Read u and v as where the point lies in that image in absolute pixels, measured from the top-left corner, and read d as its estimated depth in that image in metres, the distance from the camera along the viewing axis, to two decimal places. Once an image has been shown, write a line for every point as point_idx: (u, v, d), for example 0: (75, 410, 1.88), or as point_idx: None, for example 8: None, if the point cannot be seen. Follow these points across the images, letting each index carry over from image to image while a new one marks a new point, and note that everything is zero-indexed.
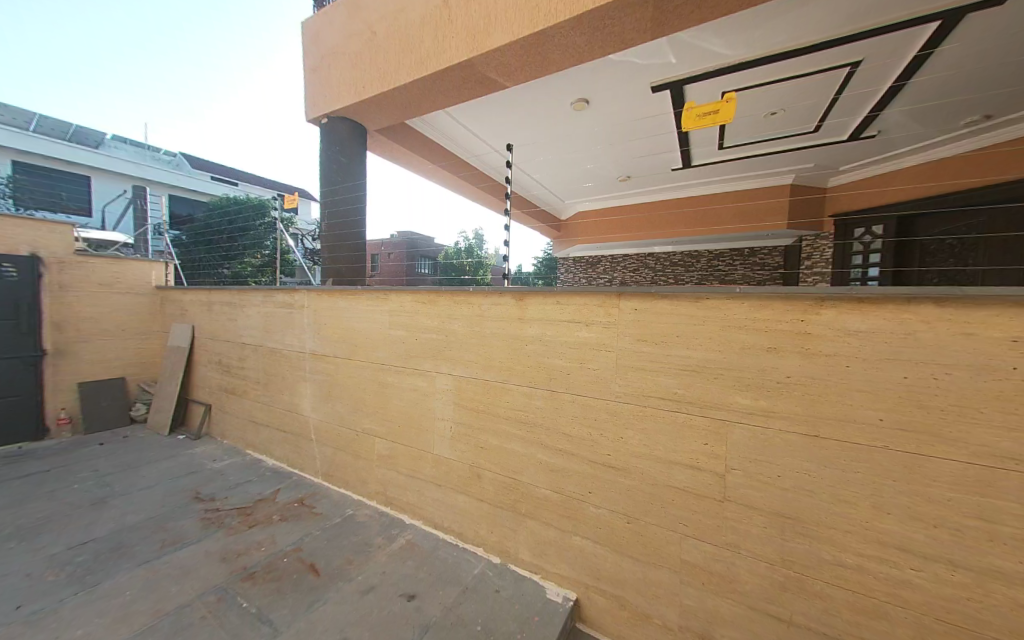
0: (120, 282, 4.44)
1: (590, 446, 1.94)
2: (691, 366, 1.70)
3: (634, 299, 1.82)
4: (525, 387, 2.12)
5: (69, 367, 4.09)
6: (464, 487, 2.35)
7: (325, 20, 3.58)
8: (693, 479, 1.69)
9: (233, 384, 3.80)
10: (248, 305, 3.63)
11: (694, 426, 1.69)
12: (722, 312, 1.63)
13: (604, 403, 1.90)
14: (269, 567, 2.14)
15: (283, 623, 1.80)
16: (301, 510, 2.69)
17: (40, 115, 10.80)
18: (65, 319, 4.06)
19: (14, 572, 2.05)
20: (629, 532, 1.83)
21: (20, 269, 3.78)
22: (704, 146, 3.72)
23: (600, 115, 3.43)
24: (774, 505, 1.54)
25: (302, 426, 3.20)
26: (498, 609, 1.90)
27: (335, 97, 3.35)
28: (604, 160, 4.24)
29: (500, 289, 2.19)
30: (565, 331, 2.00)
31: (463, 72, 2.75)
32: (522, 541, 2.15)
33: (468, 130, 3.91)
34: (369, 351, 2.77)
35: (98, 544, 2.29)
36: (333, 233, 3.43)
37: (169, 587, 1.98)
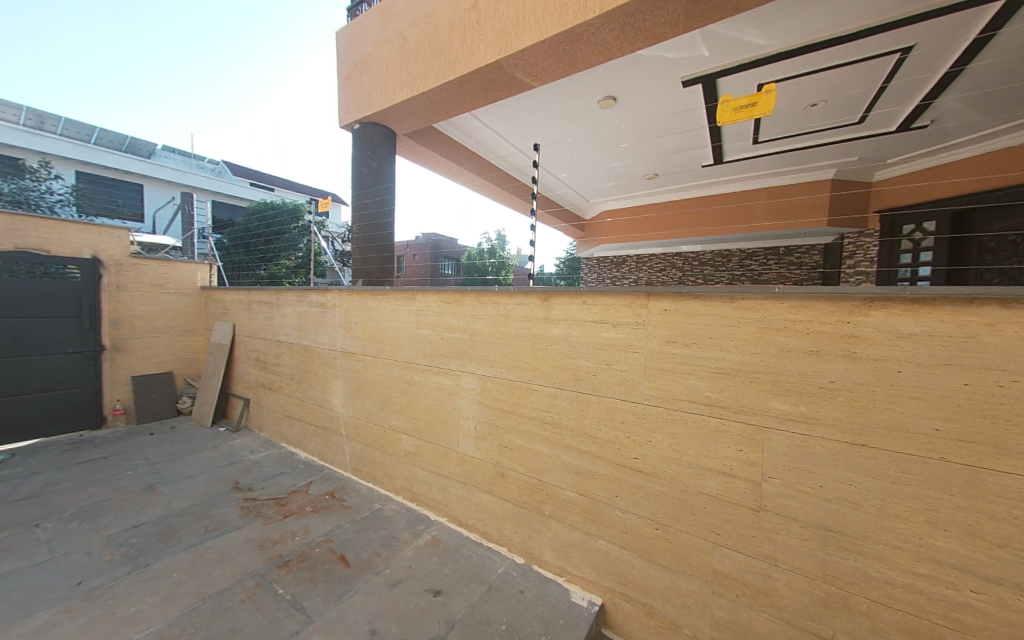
0: (170, 283, 4.75)
1: (616, 448, 1.90)
2: (724, 369, 1.64)
3: (663, 299, 1.78)
4: (550, 387, 2.11)
5: (125, 362, 4.42)
6: (488, 486, 2.36)
7: (357, 29, 3.71)
8: (726, 487, 1.63)
9: (269, 379, 3.99)
10: (284, 305, 3.80)
11: (727, 431, 1.63)
12: (758, 313, 1.57)
13: (632, 405, 1.86)
14: (302, 555, 2.24)
15: (315, 610, 1.87)
16: (331, 503, 2.79)
17: (100, 129, 11.75)
18: (121, 316, 4.38)
19: (76, 550, 2.23)
20: (657, 539, 1.78)
21: (83, 270, 4.13)
22: (737, 141, 3.59)
23: (627, 113, 3.38)
24: (815, 516, 1.46)
25: (333, 421, 3.32)
26: (522, 610, 1.90)
27: (367, 103, 3.46)
28: (631, 158, 4.17)
29: (525, 289, 2.19)
30: (591, 332, 1.98)
31: (490, 74, 2.78)
32: (546, 543, 2.14)
33: (493, 132, 3.93)
34: (397, 349, 2.83)
35: (149, 527, 2.46)
36: (363, 234, 3.53)
37: (211, 570, 2.10)
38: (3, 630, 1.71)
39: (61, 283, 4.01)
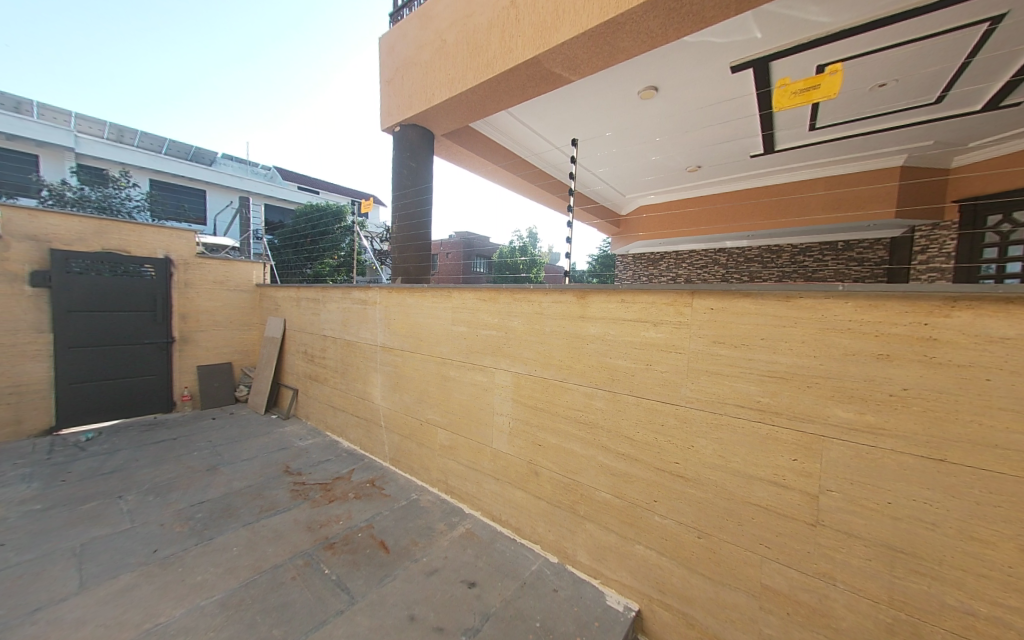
0: (229, 281, 5.15)
1: (656, 452, 1.84)
2: (776, 373, 1.54)
3: (709, 298, 1.69)
4: (586, 387, 2.08)
5: (192, 353, 4.85)
6: (522, 483, 2.37)
7: (399, 34, 3.83)
8: (777, 497, 1.53)
9: (316, 371, 4.23)
10: (329, 301, 4.01)
11: (780, 438, 1.53)
12: (817, 313, 1.46)
13: (673, 408, 1.79)
14: (346, 539, 2.36)
15: (358, 592, 1.96)
16: (372, 491, 2.91)
17: (170, 141, 12.93)
18: (189, 311, 4.82)
19: (152, 520, 2.49)
20: (699, 548, 1.71)
21: (157, 269, 4.56)
22: (791, 128, 3.35)
23: (670, 103, 3.25)
24: (882, 535, 1.34)
25: (373, 412, 3.47)
26: (557, 609, 1.90)
27: (407, 106, 3.56)
28: (672, 151, 4.01)
29: (560, 286, 2.17)
30: (629, 330, 1.92)
31: (528, 71, 2.76)
32: (581, 543, 2.11)
33: (528, 129, 3.92)
34: (433, 345, 2.90)
35: (212, 504, 2.69)
36: (402, 233, 3.63)
37: (266, 547, 2.27)
38: (95, 588, 1.94)
39: (139, 281, 4.45)
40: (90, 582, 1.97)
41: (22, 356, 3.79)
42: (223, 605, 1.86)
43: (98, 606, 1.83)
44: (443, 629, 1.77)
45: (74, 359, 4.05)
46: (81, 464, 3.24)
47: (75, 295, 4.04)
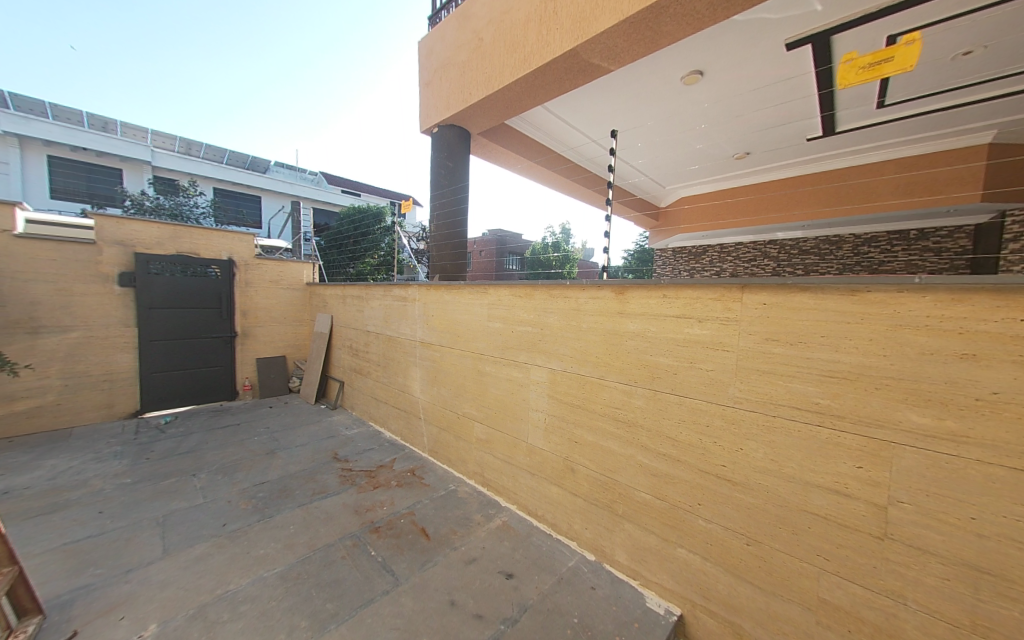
0: (284, 280, 5.53)
1: (701, 454, 1.77)
2: (839, 372, 1.43)
3: (761, 292, 1.60)
4: (625, 384, 2.04)
5: (251, 346, 5.27)
6: (558, 479, 2.37)
7: (437, 36, 3.90)
8: (838, 506, 1.43)
9: (360, 365, 4.45)
10: (372, 299, 4.20)
11: (842, 444, 1.42)
12: (890, 309, 1.33)
13: (719, 408, 1.71)
14: (390, 524, 2.47)
15: (402, 574, 2.05)
16: (413, 480, 3.03)
17: (230, 151, 14.03)
18: (249, 308, 5.24)
19: (221, 497, 2.74)
20: (747, 555, 1.64)
21: (222, 269, 4.99)
22: (856, 107, 3.07)
23: (716, 87, 3.08)
24: (962, 553, 1.22)
25: (413, 405, 3.60)
26: (595, 606, 1.89)
27: (445, 107, 3.63)
28: (717, 138, 3.81)
29: (597, 282, 2.13)
30: (671, 327, 1.86)
31: (565, 63, 2.73)
32: (619, 543, 2.08)
33: (564, 123, 3.86)
34: (470, 341, 2.96)
35: (271, 485, 2.92)
36: (439, 232, 3.72)
37: (318, 527, 2.43)
38: (176, 554, 2.17)
39: (207, 280, 4.89)
40: (172, 548, 2.21)
41: (113, 347, 4.28)
42: (283, 577, 2.02)
43: (179, 571, 2.05)
44: (483, 617, 1.81)
45: (155, 350, 4.52)
46: (162, 444, 3.64)
47: (155, 294, 4.51)
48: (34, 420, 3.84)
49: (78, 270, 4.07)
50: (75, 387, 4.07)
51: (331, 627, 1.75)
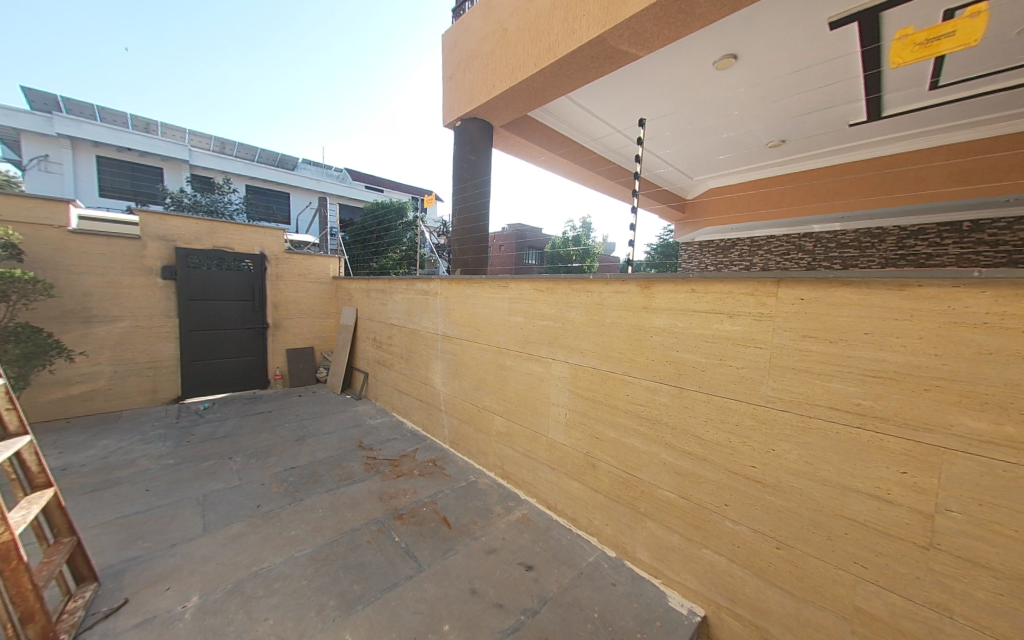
0: (311, 273, 5.71)
1: (729, 454, 1.72)
2: (885, 372, 1.34)
3: (798, 287, 1.53)
4: (649, 380, 1.99)
5: (281, 337, 5.49)
6: (578, 474, 2.36)
7: (461, 28, 3.88)
8: (878, 512, 1.36)
9: (383, 356, 4.55)
10: (395, 292, 4.27)
11: (884, 447, 1.35)
12: (944, 304, 1.24)
13: (750, 407, 1.65)
14: (412, 512, 2.53)
15: (424, 561, 2.10)
16: (434, 470, 3.09)
17: (261, 150, 14.53)
18: (279, 301, 5.44)
19: (255, 480, 2.88)
20: (777, 560, 1.58)
21: (254, 263, 5.20)
22: (905, 89, 2.86)
23: (750, 72, 2.94)
24: (1018, 568, 1.14)
25: (434, 397, 3.66)
26: (616, 602, 1.88)
27: (468, 100, 3.62)
28: (750, 126, 3.64)
29: (622, 276, 2.09)
30: (700, 322, 1.80)
31: (592, 51, 2.66)
32: (640, 540, 2.06)
33: (588, 113, 3.77)
34: (491, 335, 2.97)
35: (301, 470, 3.04)
36: (461, 226, 3.72)
37: (345, 512, 2.52)
38: (215, 532, 2.30)
39: (241, 274, 5.11)
40: (211, 526, 2.34)
41: (157, 336, 4.55)
42: (312, 558, 2.10)
43: (217, 547, 2.17)
44: (503, 606, 1.84)
45: (193, 340, 4.77)
46: (201, 429, 3.85)
47: (194, 286, 4.75)
48: (87, 403, 4.13)
49: (125, 263, 4.33)
50: (123, 373, 4.35)
51: (357, 608, 1.81)
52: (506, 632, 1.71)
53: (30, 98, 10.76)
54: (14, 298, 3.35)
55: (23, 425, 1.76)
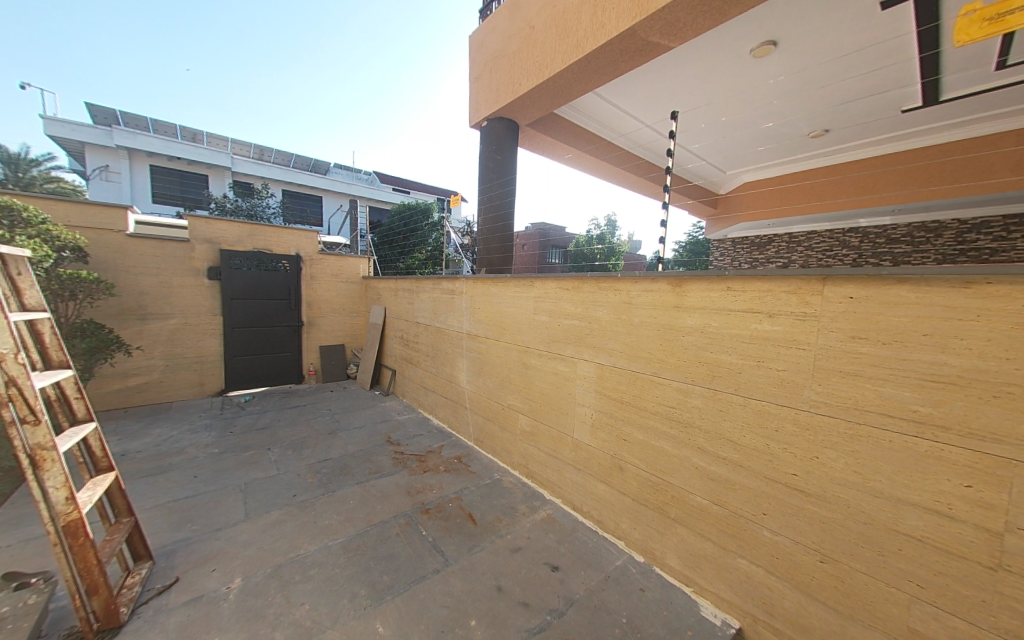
0: (343, 274, 5.91)
1: (767, 461, 1.64)
2: (947, 377, 1.24)
3: (845, 285, 1.44)
4: (680, 382, 1.93)
5: (315, 335, 5.71)
6: (605, 476, 2.31)
7: (488, 28, 3.90)
8: (937, 528, 1.27)
9: (410, 354, 4.65)
10: (421, 292, 4.35)
11: (945, 458, 1.25)
12: (1016, 304, 1.14)
13: (792, 412, 1.57)
14: (439, 507, 2.58)
15: (451, 556, 2.14)
16: (460, 466, 3.13)
17: (296, 155, 15.20)
18: (312, 300, 5.67)
19: (292, 470, 3.02)
20: (821, 573, 1.50)
21: (290, 264, 5.44)
22: (968, 70, 2.63)
23: (791, 59, 2.79)
24: None
25: (459, 394, 3.70)
26: (645, 608, 1.84)
27: (494, 99, 3.63)
28: (790, 116, 3.46)
29: (652, 274, 2.03)
30: (736, 323, 1.72)
31: (621, 44, 2.60)
32: (670, 547, 2.00)
33: (616, 109, 3.70)
34: (516, 334, 2.97)
35: (333, 462, 3.16)
36: (487, 225, 3.74)
37: (375, 504, 2.59)
38: (256, 519, 2.42)
39: (278, 274, 5.36)
40: (252, 513, 2.47)
41: (203, 333, 4.84)
42: (345, 547, 2.18)
43: (258, 533, 2.29)
44: (530, 606, 1.83)
45: (236, 336, 5.05)
46: (242, 420, 4.07)
47: (236, 286, 5.02)
48: (142, 394, 4.46)
49: (175, 264, 4.64)
50: (173, 367, 4.66)
51: (388, 598, 1.86)
52: (533, 631, 1.71)
53: (94, 114, 11.74)
54: (80, 297, 3.66)
55: (89, 413, 1.92)
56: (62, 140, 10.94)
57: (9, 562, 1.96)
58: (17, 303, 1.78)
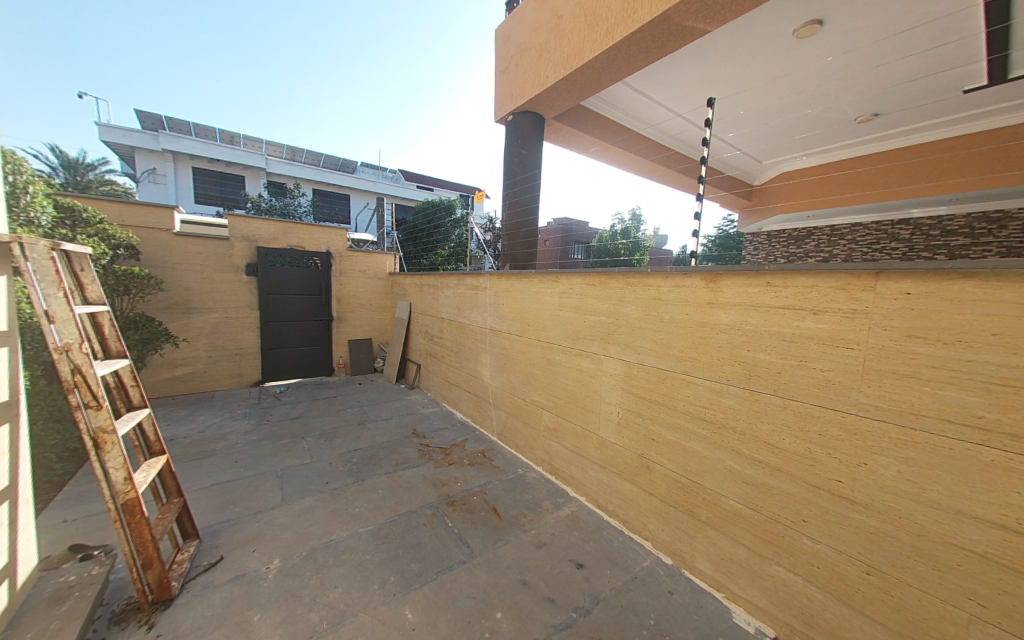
0: (370, 270, 6.07)
1: (809, 466, 1.56)
2: (1020, 381, 1.14)
3: (900, 280, 1.34)
4: (713, 381, 1.86)
5: (344, 329, 5.90)
6: (632, 476, 2.27)
7: (515, 21, 3.86)
8: (1002, 543, 1.18)
9: (435, 349, 4.72)
10: (446, 287, 4.39)
11: (1014, 469, 1.16)
12: None
13: (837, 415, 1.49)
14: (464, 499, 2.61)
15: (476, 548, 2.16)
16: (483, 460, 3.16)
17: (326, 155, 15.69)
18: (342, 295, 5.85)
19: (324, 459, 3.13)
20: (866, 586, 1.43)
21: (321, 260, 5.64)
22: None
23: (838, 39, 2.62)
24: None
25: (483, 389, 3.72)
26: (674, 612, 1.79)
27: (520, 93, 3.60)
28: (835, 100, 3.25)
29: (684, 269, 1.96)
30: (776, 320, 1.64)
31: (654, 30, 2.52)
32: (700, 550, 1.94)
33: (645, 98, 3.58)
34: (540, 330, 2.95)
35: (362, 452, 3.26)
36: (511, 221, 3.72)
37: (402, 494, 2.65)
38: (291, 503, 2.54)
39: (310, 270, 5.56)
40: (288, 498, 2.58)
41: (241, 327, 5.09)
42: (375, 535, 2.25)
43: (294, 517, 2.39)
44: (555, 602, 1.83)
45: (272, 330, 5.29)
46: (278, 410, 4.27)
47: (272, 282, 5.25)
48: (188, 383, 4.75)
49: (217, 261, 4.89)
50: (215, 358, 4.93)
51: (415, 586, 1.90)
52: (558, 627, 1.71)
53: (143, 120, 12.51)
54: (134, 292, 3.92)
55: (144, 400, 2.06)
56: (115, 146, 11.72)
57: (75, 535, 2.14)
58: (81, 297, 1.92)
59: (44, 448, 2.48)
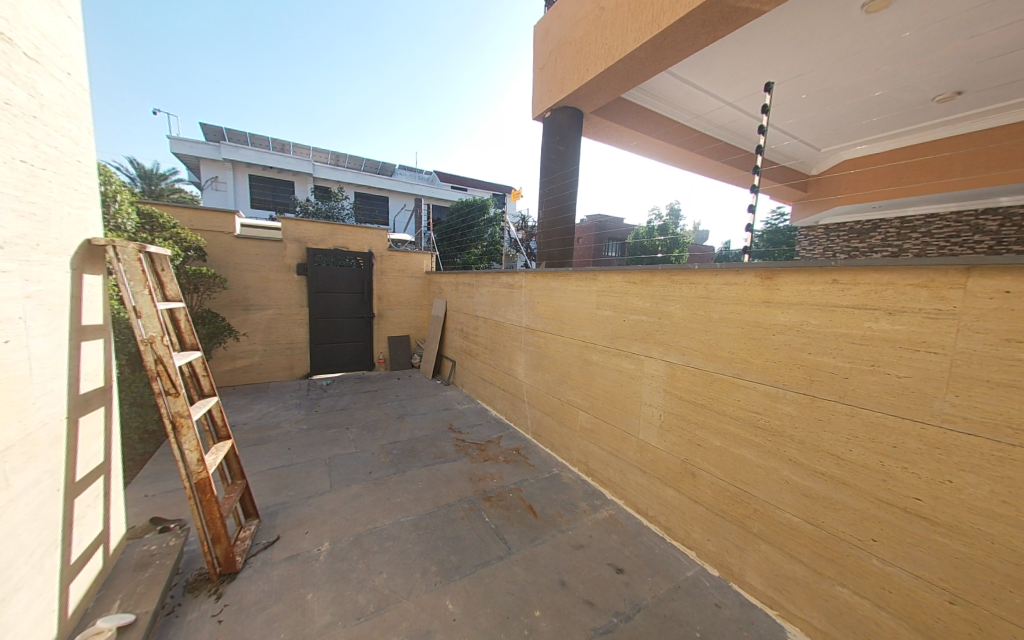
0: (409, 269, 6.27)
1: (881, 482, 1.43)
2: None
3: (997, 278, 1.20)
4: (768, 386, 1.74)
5: (383, 326, 6.14)
6: (674, 481, 2.19)
7: (554, 16, 3.81)
8: None
9: (470, 346, 4.79)
10: (482, 286, 4.44)
11: None
12: None
13: (916, 427, 1.35)
14: (500, 495, 2.64)
15: (513, 544, 2.17)
16: (519, 458, 3.17)
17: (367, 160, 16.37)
18: (382, 294, 6.09)
19: (367, 450, 3.28)
20: (950, 617, 1.29)
21: (364, 260, 5.89)
22: None
23: (915, 11, 2.37)
24: None
25: (518, 387, 3.73)
26: (722, 626, 1.71)
27: (560, 88, 3.55)
28: (911, 78, 2.93)
29: (735, 267, 1.85)
30: (844, 320, 1.51)
31: (704, 14, 2.40)
32: (751, 563, 1.84)
33: (692, 88, 3.43)
34: (577, 329, 2.90)
35: (402, 445, 3.37)
36: (548, 218, 3.69)
37: (441, 487, 2.72)
38: (339, 490, 2.67)
39: (354, 269, 5.83)
40: (336, 485, 2.73)
41: (292, 323, 5.43)
42: (416, 525, 2.32)
43: (342, 504, 2.52)
44: (595, 605, 1.80)
45: (319, 326, 5.60)
46: (325, 401, 4.53)
47: (320, 280, 5.55)
48: (245, 374, 5.12)
49: (272, 261, 5.24)
50: (269, 352, 5.29)
51: (455, 577, 1.95)
52: (599, 631, 1.68)
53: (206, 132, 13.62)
54: (202, 289, 4.30)
55: (213, 389, 2.24)
56: (184, 156, 12.84)
57: (154, 510, 2.37)
58: (162, 294, 2.12)
59: (129, 429, 2.77)
